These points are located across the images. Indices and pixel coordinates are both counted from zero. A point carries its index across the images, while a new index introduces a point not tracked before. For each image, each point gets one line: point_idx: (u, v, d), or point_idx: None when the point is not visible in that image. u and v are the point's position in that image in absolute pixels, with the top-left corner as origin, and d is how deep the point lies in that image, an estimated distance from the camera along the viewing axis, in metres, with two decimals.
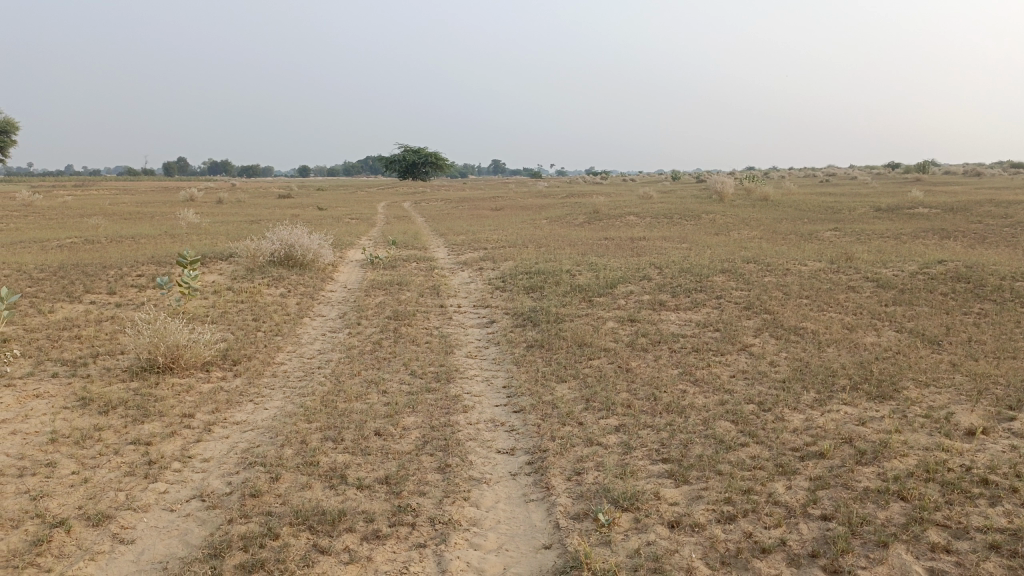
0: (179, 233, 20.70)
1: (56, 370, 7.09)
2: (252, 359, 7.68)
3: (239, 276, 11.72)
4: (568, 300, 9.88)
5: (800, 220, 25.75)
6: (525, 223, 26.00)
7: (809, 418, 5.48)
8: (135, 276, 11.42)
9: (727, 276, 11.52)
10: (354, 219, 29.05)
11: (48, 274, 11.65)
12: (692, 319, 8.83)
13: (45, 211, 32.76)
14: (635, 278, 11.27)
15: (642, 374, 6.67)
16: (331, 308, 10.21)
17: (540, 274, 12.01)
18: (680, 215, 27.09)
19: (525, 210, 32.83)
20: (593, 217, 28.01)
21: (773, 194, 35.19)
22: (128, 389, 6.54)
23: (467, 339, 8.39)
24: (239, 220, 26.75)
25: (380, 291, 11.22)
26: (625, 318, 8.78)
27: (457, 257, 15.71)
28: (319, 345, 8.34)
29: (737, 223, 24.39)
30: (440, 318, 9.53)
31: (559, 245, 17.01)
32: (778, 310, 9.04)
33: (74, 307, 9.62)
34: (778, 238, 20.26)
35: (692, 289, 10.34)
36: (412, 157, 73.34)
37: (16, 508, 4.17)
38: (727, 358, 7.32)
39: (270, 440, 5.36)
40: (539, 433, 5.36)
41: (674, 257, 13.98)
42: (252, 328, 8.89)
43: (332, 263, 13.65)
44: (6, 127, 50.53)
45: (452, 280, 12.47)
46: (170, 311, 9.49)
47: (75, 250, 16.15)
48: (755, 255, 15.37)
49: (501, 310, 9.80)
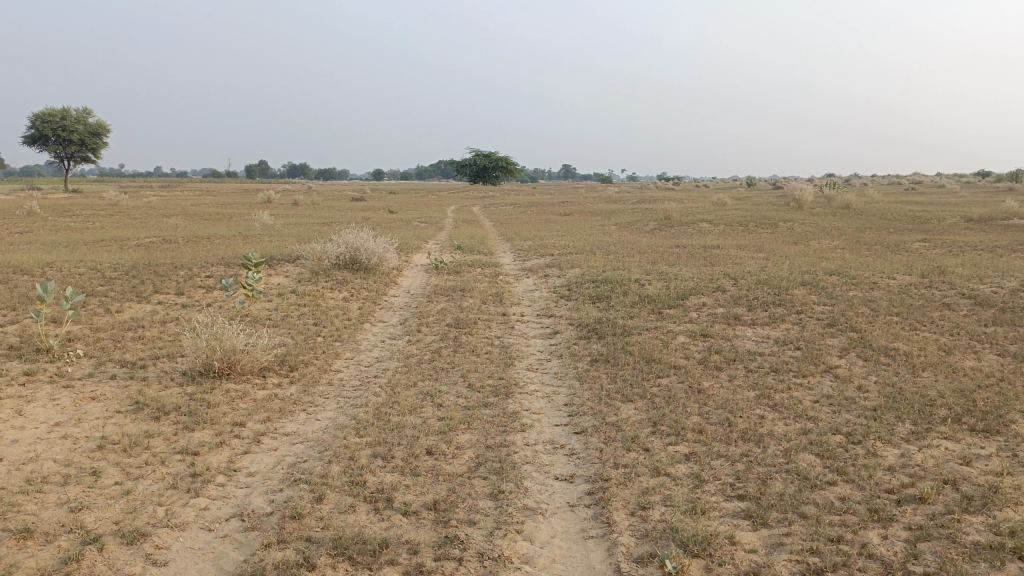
0: (251, 234, 21.05)
1: (116, 371, 7.07)
2: (309, 365, 7.51)
3: (304, 279, 11.69)
4: (637, 311, 9.43)
5: (885, 229, 24.49)
6: (594, 229, 25.50)
7: (904, 454, 4.91)
8: (203, 277, 11.52)
9: (808, 288, 10.85)
10: (422, 222, 29.08)
11: (120, 273, 11.86)
12: (769, 335, 8.27)
13: (130, 210, 33.99)
14: (709, 289, 10.72)
15: (716, 396, 6.19)
16: (393, 314, 10.02)
17: (609, 282, 11.58)
18: (755, 223, 26.15)
19: (594, 216, 32.33)
20: (664, 223, 27.32)
21: (855, 202, 33.72)
22: (183, 393, 6.44)
23: (530, 351, 8.05)
24: (312, 222, 27.17)
25: (443, 297, 10.98)
26: (698, 332, 8.28)
27: (523, 263, 15.40)
28: (377, 352, 8.13)
29: (818, 232, 23.34)
30: (504, 327, 9.22)
31: (628, 252, 16.52)
32: (865, 328, 8.39)
33: (142, 307, 9.71)
34: (861, 248, 19.25)
35: (770, 302, 9.75)
36: (482, 161, 73.56)
37: (53, 521, 4.03)
38: (809, 380, 6.76)
39: (318, 455, 5.12)
40: (601, 459, 4.96)
41: (750, 267, 13.32)
42: (311, 332, 8.76)
43: (396, 267, 13.53)
44: (98, 130, 52.97)
45: (517, 287, 12.15)
46: (233, 313, 9.46)
47: (151, 249, 16.53)
48: (837, 266, 14.56)
49: (566, 320, 9.41)
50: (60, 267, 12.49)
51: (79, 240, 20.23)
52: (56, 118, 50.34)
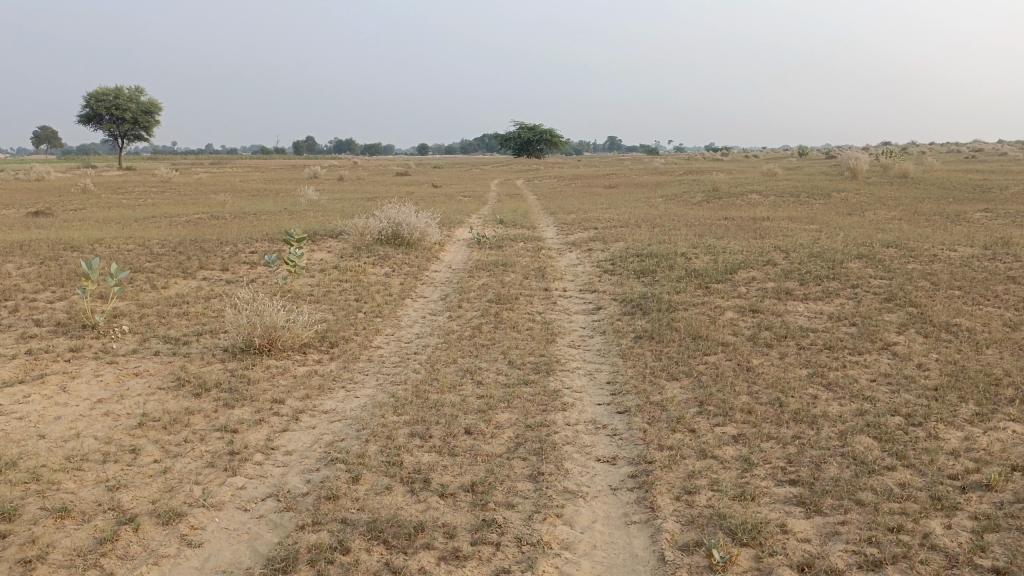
0: (296, 209, 21.21)
1: (159, 347, 7.13)
2: (350, 341, 7.46)
3: (346, 254, 11.67)
4: (683, 286, 9.17)
5: (945, 199, 23.54)
6: (639, 201, 25.08)
7: (969, 438, 4.63)
8: (248, 252, 11.58)
9: (863, 262, 10.43)
10: (465, 196, 28.95)
11: (168, 249, 12.00)
12: (822, 310, 7.95)
13: (180, 187, 34.64)
14: (758, 263, 10.38)
15: (765, 374, 5.94)
16: (434, 289, 9.93)
17: (654, 256, 11.31)
18: (808, 194, 25.39)
19: (640, 188, 31.81)
20: (712, 195, 26.72)
21: (913, 171, 32.51)
22: (224, 370, 6.44)
23: (572, 327, 7.88)
24: (356, 197, 27.28)
25: (485, 272, 10.86)
26: (746, 308, 8.00)
27: (566, 237, 15.17)
28: (418, 328, 8.05)
29: (872, 203, 22.55)
30: (546, 302, 9.06)
31: (674, 225, 16.15)
32: (925, 304, 8.00)
33: (187, 283, 9.79)
34: (919, 219, 18.51)
35: (822, 276, 9.39)
36: (526, 134, 72.99)
37: (91, 500, 4.04)
38: (865, 358, 6.46)
39: (355, 433, 5.04)
40: (645, 441, 4.78)
41: (802, 239, 12.88)
42: (352, 308, 8.72)
43: (439, 242, 13.45)
44: (150, 108, 53.96)
45: (560, 262, 11.95)
46: (275, 289, 9.48)
47: (199, 225, 16.76)
48: (894, 238, 14.00)
49: (610, 295, 9.20)
50: (110, 244, 12.71)
51: (131, 217, 20.64)
52: (109, 97, 51.39)
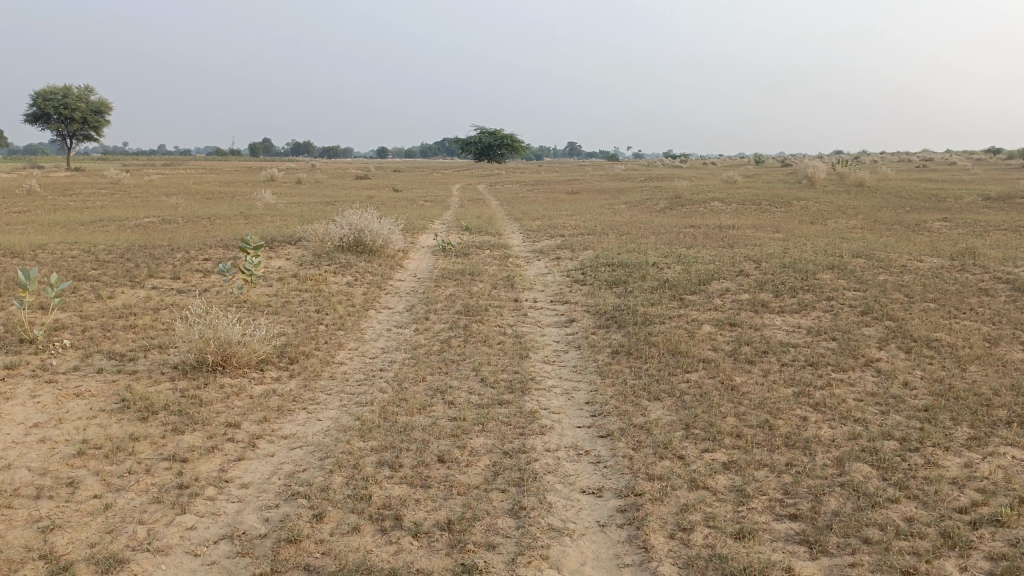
0: (253, 214, 20.57)
1: (103, 364, 6.61)
2: (311, 357, 7.02)
3: (306, 262, 11.19)
4: (657, 297, 8.92)
5: (903, 208, 23.87)
6: (603, 208, 24.94)
7: (969, 465, 4.42)
8: (201, 260, 11.02)
9: (835, 273, 10.32)
10: (428, 201, 28.53)
11: (115, 255, 11.38)
12: (800, 324, 7.75)
13: (131, 189, 33.54)
14: (731, 273, 10.19)
15: (751, 394, 5.68)
16: (399, 300, 9.52)
17: (624, 265, 11.05)
18: (769, 202, 25.53)
19: (603, 194, 31.70)
20: (675, 202, 26.73)
21: (870, 179, 33.04)
22: (174, 390, 5.97)
23: (545, 341, 7.55)
24: (316, 201, 26.64)
25: (451, 282, 10.48)
26: (723, 321, 7.77)
27: (533, 244, 14.87)
28: (383, 342, 7.64)
29: (833, 212, 22.74)
30: (517, 314, 8.73)
31: (642, 233, 15.96)
32: (902, 318, 7.87)
33: (135, 292, 9.23)
34: (881, 228, 18.67)
35: (797, 288, 9.22)
36: (487, 139, 72.72)
37: (19, 546, 3.58)
38: (850, 376, 6.25)
39: (319, 462, 4.64)
40: (631, 470, 4.47)
41: (771, 249, 12.77)
42: (313, 321, 8.27)
43: (402, 249, 13.03)
44: (101, 107, 52.39)
45: (528, 271, 11.63)
46: (230, 299, 8.97)
47: (150, 230, 16.05)
48: (860, 248, 13.99)
49: (582, 307, 8.91)
50: (52, 250, 12.02)
51: (77, 220, 19.76)
52: (58, 95, 49.73)
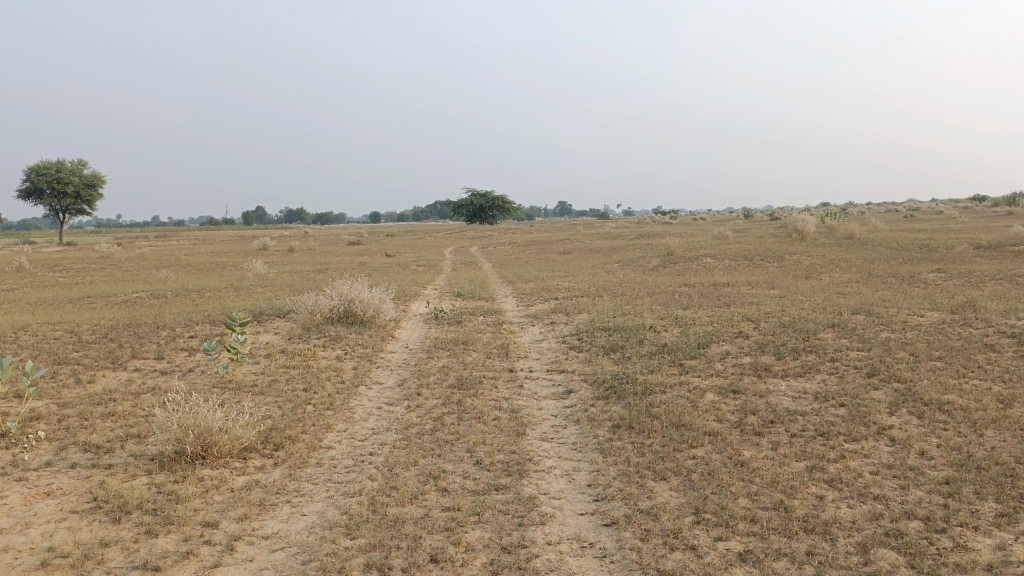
0: (243, 285, 20.34)
1: (77, 458, 6.27)
2: (297, 441, 6.68)
3: (295, 336, 10.91)
4: (656, 364, 8.65)
5: (895, 260, 23.86)
6: (596, 268, 24.84)
7: (1003, 548, 4.11)
8: (187, 337, 10.73)
9: (836, 331, 10.09)
10: (420, 266, 28.41)
11: (99, 335, 11.08)
12: (806, 389, 7.47)
13: (122, 263, 33.38)
14: (730, 335, 9.94)
15: (761, 471, 5.37)
16: (390, 373, 9.22)
17: (621, 330, 10.80)
18: (761, 256, 25.51)
19: (595, 253, 31.71)
20: (668, 259, 26.67)
21: (860, 231, 33.20)
22: (150, 486, 5.62)
23: (543, 415, 7.23)
24: (307, 269, 26.50)
25: (444, 352, 10.19)
26: (727, 388, 7.48)
27: (526, 309, 14.63)
28: (373, 421, 7.32)
29: (826, 265, 22.67)
30: (512, 386, 8.43)
31: (636, 293, 15.78)
32: (910, 380, 7.61)
33: (116, 375, 8.91)
34: (876, 281, 18.57)
35: (799, 350, 8.97)
36: (479, 201, 73.32)
37: None
38: (864, 446, 5.95)
39: (302, 567, 4.30)
40: (640, 565, 4.14)
41: (769, 307, 12.57)
42: (300, 400, 7.95)
43: (394, 318, 12.77)
44: (93, 181, 52.69)
45: (523, 337, 11.38)
46: (215, 380, 8.66)
47: (137, 306, 15.79)
48: (858, 303, 13.82)
49: (580, 376, 8.62)
50: (35, 331, 11.73)
51: (65, 297, 19.48)
52: (51, 170, 50.04)
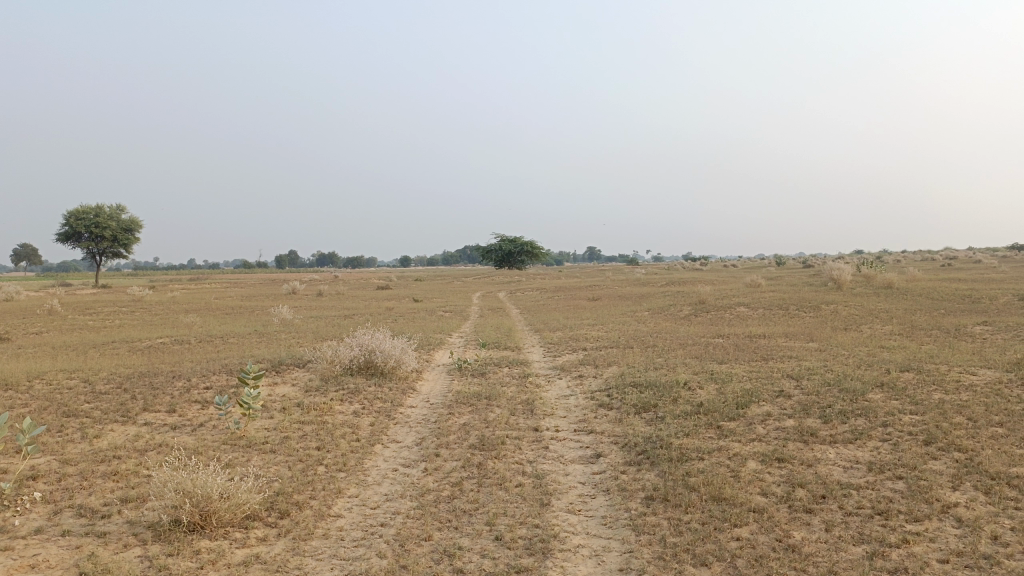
0: (268, 331, 20.14)
1: (70, 523, 5.86)
2: (305, 509, 6.22)
3: (312, 388, 10.51)
4: (692, 426, 8.06)
5: (938, 311, 23.00)
6: (625, 316, 24.29)
7: None
8: (202, 389, 10.38)
9: (885, 392, 9.44)
10: (447, 312, 28.09)
11: (113, 386, 10.78)
12: (857, 460, 6.86)
13: (152, 307, 33.56)
14: (770, 394, 9.33)
15: (815, 560, 4.80)
16: (409, 431, 8.74)
17: (653, 385, 10.23)
18: (796, 306, 24.78)
19: (625, 301, 31.12)
20: (699, 308, 26.06)
21: (897, 280, 32.30)
22: (143, 561, 5.19)
23: (569, 483, 6.69)
24: (333, 314, 26.36)
25: (466, 408, 9.69)
26: (770, 456, 6.89)
27: (554, 360, 14.11)
28: (388, 486, 6.84)
29: (865, 316, 21.90)
30: (537, 447, 7.90)
31: (668, 345, 15.20)
32: (973, 449, 6.96)
33: (125, 430, 8.57)
34: (920, 334, 17.80)
35: (847, 413, 8.34)
36: (507, 247, 73.26)
37: None
38: (927, 528, 5.34)
39: None
40: None
41: (809, 362, 11.92)
42: (311, 460, 7.49)
43: (416, 369, 12.34)
44: (131, 226, 53.64)
45: (550, 392, 10.86)
46: (225, 436, 8.24)
47: (159, 353, 15.57)
48: (904, 359, 13.10)
49: (610, 437, 8.07)
50: (51, 379, 11.49)
51: (89, 342, 19.41)
52: (90, 215, 51.08)
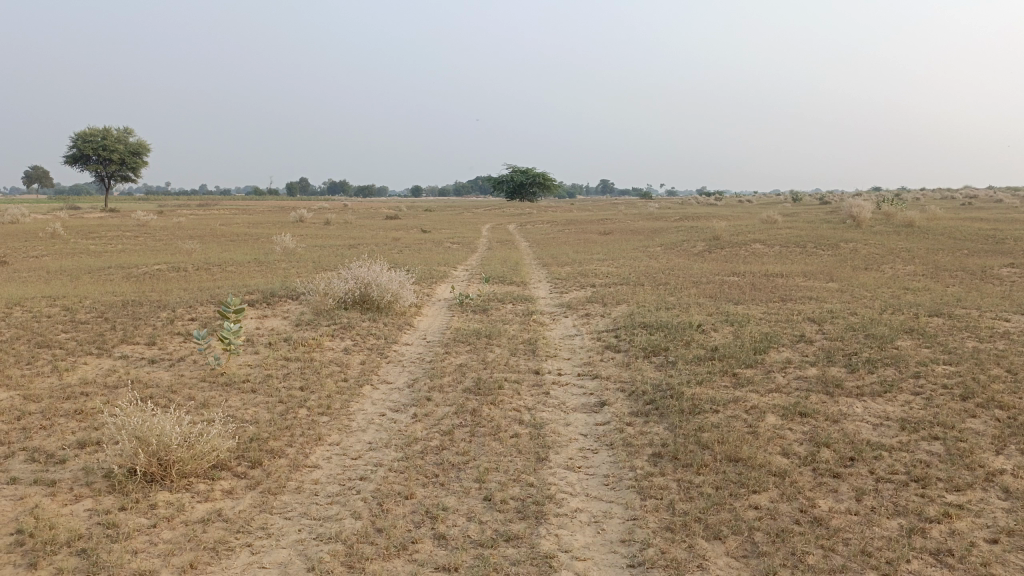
0: (267, 260, 19.53)
1: (20, 469, 5.33)
2: (279, 458, 5.67)
3: (303, 322, 9.92)
4: (705, 373, 7.43)
5: (961, 251, 22.13)
6: (637, 251, 23.53)
7: None
8: (186, 321, 9.81)
9: (915, 339, 8.76)
10: (454, 244, 27.38)
11: (95, 315, 10.22)
12: (887, 416, 6.24)
13: (156, 232, 32.91)
14: (790, 339, 8.66)
15: (845, 538, 4.20)
16: (401, 371, 8.17)
17: (664, 327, 9.57)
18: (814, 244, 23.94)
19: (636, 235, 30.30)
20: (713, 244, 25.24)
21: (919, 218, 31.28)
22: (91, 516, 4.65)
23: (570, 434, 6.09)
24: (338, 244, 25.69)
25: (464, 347, 9.10)
26: (792, 409, 6.26)
27: (560, 297, 13.45)
28: (372, 433, 6.28)
29: (886, 256, 21.03)
30: (537, 393, 7.31)
31: (681, 283, 14.50)
32: (1016, 407, 6.31)
33: (98, 364, 8.02)
34: (944, 276, 17.03)
35: (874, 362, 7.68)
36: (518, 178, 71.90)
37: None
38: (971, 500, 4.73)
39: None
40: None
41: (830, 305, 11.22)
42: (292, 402, 6.92)
43: (414, 304, 11.72)
44: (138, 148, 52.72)
45: (554, 331, 10.23)
46: (203, 373, 7.69)
47: (152, 281, 15.00)
48: (930, 302, 12.38)
49: (616, 383, 7.46)
50: (32, 307, 10.95)
51: (86, 267, 18.87)
52: (98, 137, 50.14)
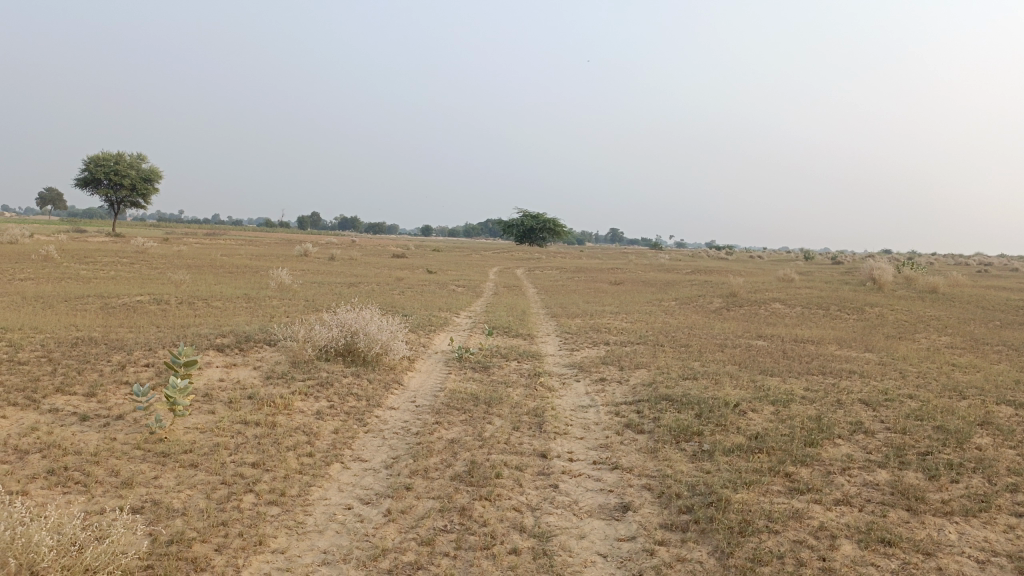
0: (259, 297, 18.23)
1: None
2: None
3: (274, 376, 8.57)
4: (753, 470, 6.03)
5: (997, 323, 20.69)
6: (651, 306, 22.21)
7: None
8: (140, 368, 8.46)
9: (994, 436, 7.32)
10: (458, 287, 26.08)
11: (39, 355, 8.88)
12: (994, 552, 4.80)
13: (154, 260, 31.67)
14: (847, 429, 7.25)
15: None
16: (380, 445, 6.79)
17: (693, 403, 8.18)
18: (837, 306, 22.58)
19: (649, 287, 28.95)
20: (731, 302, 23.89)
21: (943, 285, 29.87)
22: None
23: (585, 555, 4.70)
24: (337, 281, 24.48)
25: (459, 417, 7.72)
26: (870, 535, 4.86)
27: (570, 356, 12.05)
28: (331, 537, 4.89)
29: (917, 324, 19.63)
30: (543, 485, 5.92)
31: (703, 345, 13.14)
32: None
33: (17, 419, 6.66)
34: (987, 351, 15.62)
35: (956, 467, 6.26)
36: (529, 222, 71.00)
37: None
38: None
39: None
40: None
41: (877, 382, 9.83)
42: (239, 485, 5.54)
43: (405, 357, 10.37)
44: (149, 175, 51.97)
45: (563, 400, 8.83)
46: (140, 438, 6.34)
47: (126, 315, 13.68)
48: (987, 384, 10.93)
49: (641, 478, 6.06)
50: None
51: (65, 296, 17.60)
52: (109, 162, 49.41)
